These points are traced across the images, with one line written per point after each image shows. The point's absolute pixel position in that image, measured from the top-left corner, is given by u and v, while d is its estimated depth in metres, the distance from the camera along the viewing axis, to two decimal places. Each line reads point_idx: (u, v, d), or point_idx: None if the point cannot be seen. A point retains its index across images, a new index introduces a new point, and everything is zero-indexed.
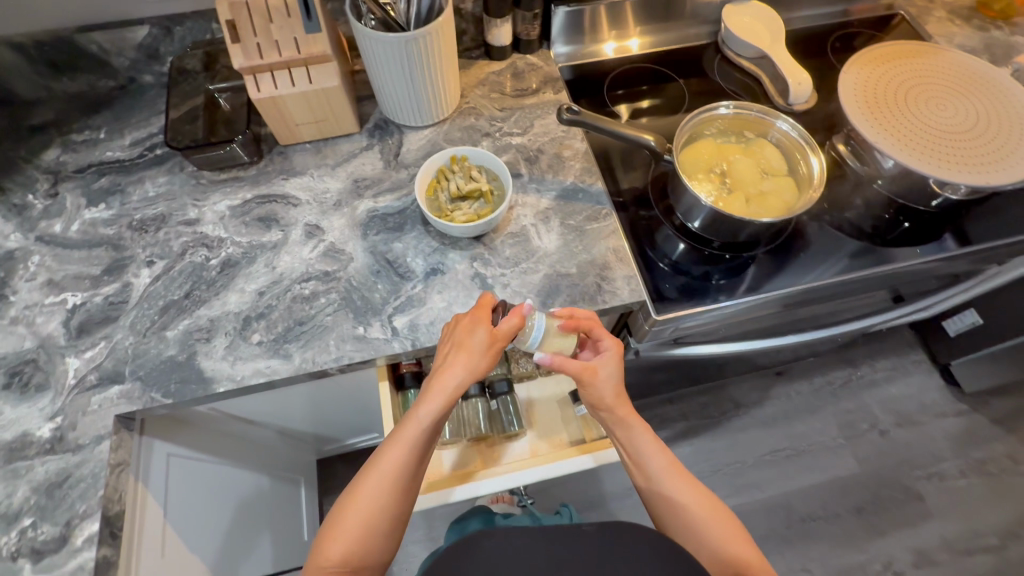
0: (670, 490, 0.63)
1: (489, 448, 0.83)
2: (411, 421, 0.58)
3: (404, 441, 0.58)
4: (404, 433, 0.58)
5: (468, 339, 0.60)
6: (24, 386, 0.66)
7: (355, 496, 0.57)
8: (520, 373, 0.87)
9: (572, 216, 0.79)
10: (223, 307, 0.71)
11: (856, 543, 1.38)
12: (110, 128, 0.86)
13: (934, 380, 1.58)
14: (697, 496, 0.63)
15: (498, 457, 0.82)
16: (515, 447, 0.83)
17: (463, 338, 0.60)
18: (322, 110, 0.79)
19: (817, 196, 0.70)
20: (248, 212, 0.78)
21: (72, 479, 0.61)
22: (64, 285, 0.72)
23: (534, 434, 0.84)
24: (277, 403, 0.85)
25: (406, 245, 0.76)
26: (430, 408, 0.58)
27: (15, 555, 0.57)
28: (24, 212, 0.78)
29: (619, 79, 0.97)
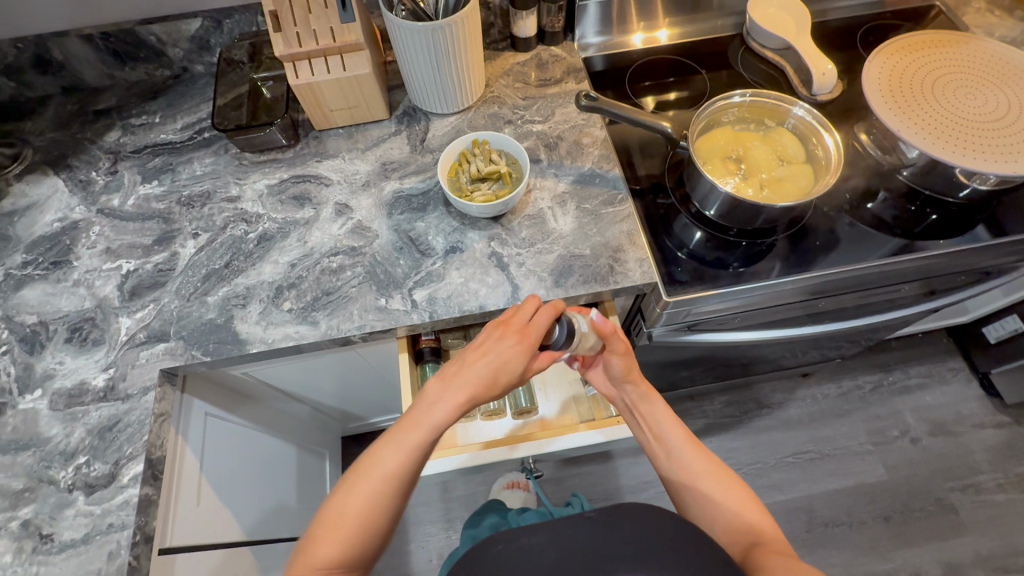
0: (686, 460, 0.66)
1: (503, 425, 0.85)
2: (411, 424, 0.59)
3: (410, 443, 0.58)
4: (408, 437, 0.58)
5: (501, 359, 0.60)
6: (83, 340, 0.73)
7: (352, 495, 0.56)
8: None
9: (588, 200, 0.81)
10: (258, 276, 0.77)
11: (881, 552, 1.34)
12: (164, 113, 0.93)
13: (973, 389, 1.51)
14: (713, 468, 0.65)
15: (512, 432, 0.85)
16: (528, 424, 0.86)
17: (498, 355, 0.60)
18: (355, 97, 0.84)
19: (832, 181, 0.70)
20: (284, 191, 0.84)
21: (121, 424, 0.68)
22: (119, 253, 0.80)
23: (548, 413, 0.87)
24: (305, 373, 0.90)
25: (428, 225, 0.80)
26: (442, 412, 0.59)
27: (71, 487, 0.64)
28: (87, 187, 0.86)
29: (642, 69, 0.99)
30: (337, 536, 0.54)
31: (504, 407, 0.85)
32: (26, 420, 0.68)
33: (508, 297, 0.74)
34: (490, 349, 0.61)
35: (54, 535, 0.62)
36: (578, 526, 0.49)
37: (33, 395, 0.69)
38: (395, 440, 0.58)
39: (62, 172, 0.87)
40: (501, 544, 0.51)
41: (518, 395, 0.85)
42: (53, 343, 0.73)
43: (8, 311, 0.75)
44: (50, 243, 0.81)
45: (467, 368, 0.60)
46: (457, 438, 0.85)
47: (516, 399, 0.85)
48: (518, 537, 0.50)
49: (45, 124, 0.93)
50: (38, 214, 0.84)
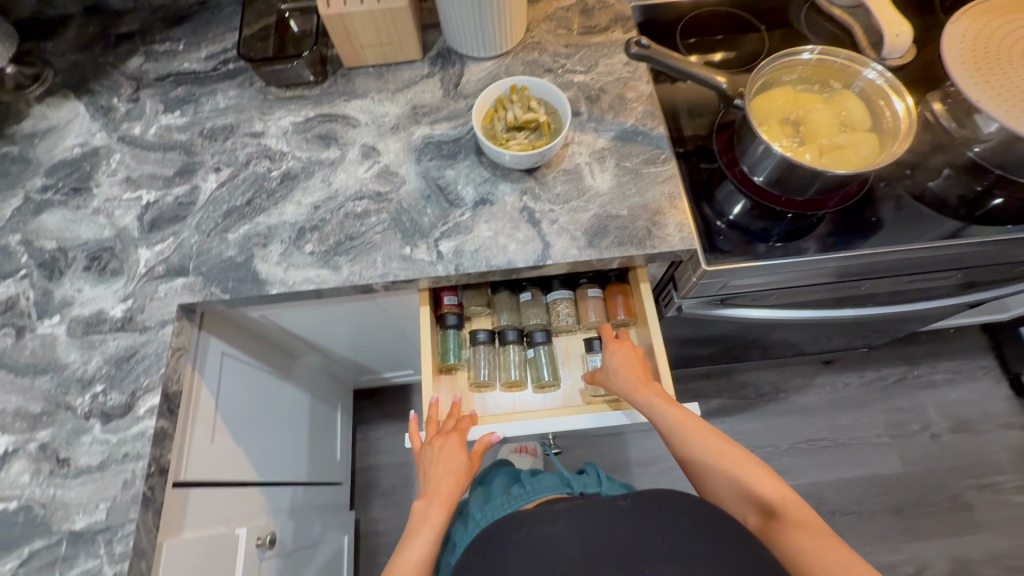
0: (685, 447, 0.64)
1: (521, 396, 0.83)
2: (414, 542, 0.63)
3: (417, 553, 0.62)
4: (413, 548, 0.63)
5: (448, 462, 0.69)
6: (102, 270, 0.71)
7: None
8: (559, 326, 0.83)
9: (628, 158, 0.76)
10: (281, 216, 0.74)
11: (889, 543, 1.33)
12: (188, 41, 0.89)
13: (1002, 389, 1.46)
14: (714, 450, 0.62)
15: (532, 407, 0.82)
16: (547, 397, 0.83)
17: (444, 463, 0.69)
18: (388, 33, 0.79)
19: (899, 150, 0.64)
20: (310, 129, 0.80)
21: (138, 356, 0.67)
22: (140, 183, 0.77)
23: (569, 388, 0.83)
24: (322, 320, 0.88)
25: (458, 173, 0.76)
26: (434, 521, 0.65)
27: (88, 415, 0.64)
28: (109, 113, 0.83)
29: (694, 24, 0.92)
30: None
31: (525, 379, 0.82)
32: (45, 345, 0.67)
33: (539, 254, 0.70)
34: (436, 463, 0.69)
35: (70, 460, 0.61)
36: (606, 518, 0.49)
37: (51, 320, 0.68)
38: (404, 552, 0.63)
39: (83, 97, 0.84)
40: (523, 529, 0.50)
41: (540, 368, 0.81)
42: (72, 271, 0.71)
43: (28, 235, 0.74)
44: (70, 168, 0.79)
45: (440, 484, 0.67)
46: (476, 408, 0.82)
47: (537, 371, 0.81)
48: (543, 521, 0.50)
49: (66, 45, 0.89)
50: (59, 138, 0.81)
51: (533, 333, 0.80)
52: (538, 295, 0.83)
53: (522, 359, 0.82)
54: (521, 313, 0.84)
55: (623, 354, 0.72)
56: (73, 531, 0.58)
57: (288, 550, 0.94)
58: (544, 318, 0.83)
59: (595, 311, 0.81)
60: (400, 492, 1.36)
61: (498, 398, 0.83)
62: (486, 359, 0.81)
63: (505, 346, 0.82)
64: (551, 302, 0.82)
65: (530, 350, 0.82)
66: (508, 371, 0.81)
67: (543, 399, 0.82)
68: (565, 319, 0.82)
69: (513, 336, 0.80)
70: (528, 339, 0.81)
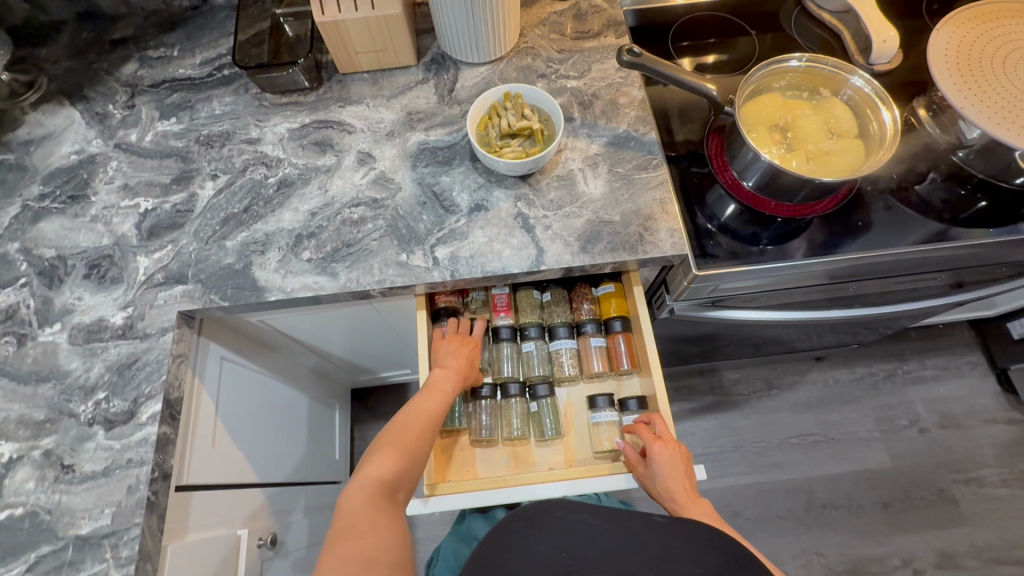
0: None
1: (524, 451, 0.82)
2: (434, 392, 0.71)
3: (436, 403, 0.70)
4: (432, 399, 0.70)
5: (468, 347, 0.78)
6: (102, 278, 0.72)
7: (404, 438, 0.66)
8: (561, 376, 0.84)
9: (621, 164, 0.78)
10: (278, 223, 0.75)
11: (876, 536, 1.36)
12: (182, 47, 0.89)
13: (988, 384, 1.49)
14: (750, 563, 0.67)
15: (533, 462, 0.82)
16: (549, 454, 0.82)
17: (464, 345, 0.78)
18: (382, 39, 0.80)
19: (884, 158, 0.66)
20: (306, 136, 0.81)
21: (140, 363, 0.68)
22: (137, 190, 0.78)
23: (570, 443, 0.82)
24: (320, 325, 0.90)
25: (453, 179, 0.77)
26: (450, 382, 0.72)
27: (92, 421, 0.65)
28: (104, 121, 0.83)
29: (686, 28, 0.93)
30: (385, 462, 0.63)
31: (527, 433, 0.82)
32: (46, 353, 0.68)
33: (533, 260, 0.72)
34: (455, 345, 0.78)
35: (75, 467, 0.63)
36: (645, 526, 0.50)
37: (52, 329, 0.69)
38: (422, 400, 0.70)
39: (79, 104, 0.85)
40: (562, 510, 0.52)
41: (543, 423, 0.82)
42: (71, 279, 0.72)
43: (26, 243, 0.74)
44: (67, 176, 0.79)
45: (458, 357, 0.76)
46: (478, 467, 0.81)
47: (541, 426, 0.82)
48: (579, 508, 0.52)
49: (60, 51, 0.89)
50: (55, 145, 0.82)
51: (536, 387, 0.82)
52: (541, 344, 0.84)
53: (525, 413, 0.83)
54: (523, 363, 0.85)
55: (672, 462, 0.70)
56: (79, 537, 0.60)
57: (289, 549, 0.96)
58: (546, 369, 0.84)
59: (598, 360, 0.83)
60: None
61: (499, 455, 0.82)
62: (488, 415, 0.82)
63: (508, 399, 0.83)
64: (554, 352, 0.84)
65: (534, 403, 0.83)
66: (510, 425, 0.82)
67: (544, 453, 0.82)
68: (567, 370, 0.83)
69: (515, 390, 0.82)
70: (531, 392, 0.83)
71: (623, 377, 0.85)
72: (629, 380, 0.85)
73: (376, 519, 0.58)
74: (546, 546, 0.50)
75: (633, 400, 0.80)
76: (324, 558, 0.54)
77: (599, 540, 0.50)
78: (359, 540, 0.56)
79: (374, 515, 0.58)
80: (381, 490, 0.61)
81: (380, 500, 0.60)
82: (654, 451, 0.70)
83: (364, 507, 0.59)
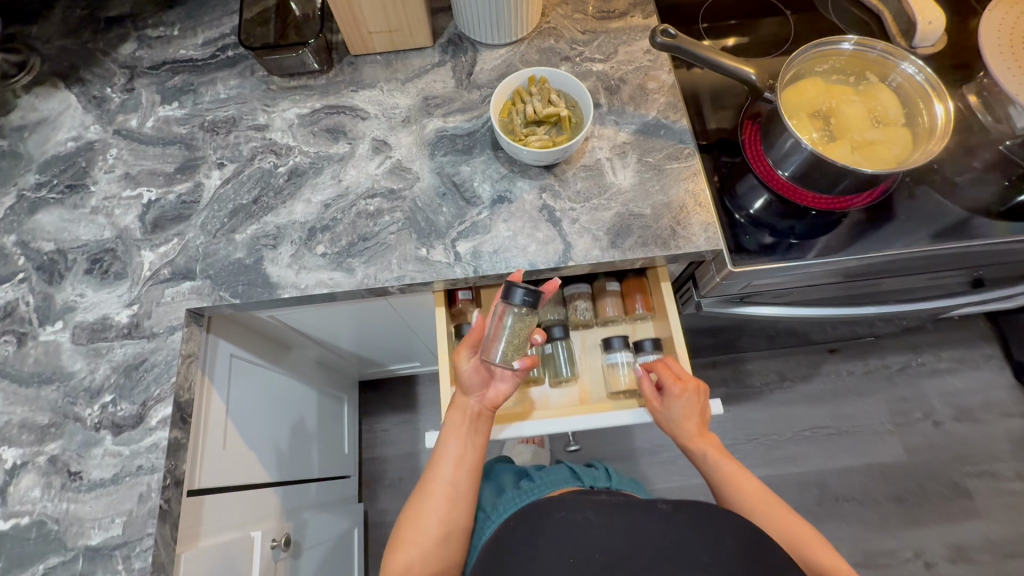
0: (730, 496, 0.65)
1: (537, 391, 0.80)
2: (441, 452, 0.65)
3: (446, 458, 0.64)
4: (441, 456, 0.65)
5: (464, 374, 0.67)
6: (104, 273, 0.68)
7: (420, 515, 0.61)
8: (576, 319, 0.82)
9: (651, 153, 0.74)
10: (290, 215, 0.71)
11: (889, 529, 1.35)
12: (183, 26, 0.84)
13: (1003, 376, 1.47)
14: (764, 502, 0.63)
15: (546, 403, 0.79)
16: (562, 395, 0.80)
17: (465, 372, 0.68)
18: (398, 19, 0.75)
19: (936, 148, 0.62)
20: (317, 122, 0.77)
21: (148, 364, 0.64)
22: (139, 180, 0.74)
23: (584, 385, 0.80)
24: (329, 318, 0.86)
25: (474, 169, 0.73)
26: (454, 426, 0.66)
27: (99, 426, 0.62)
28: (102, 105, 0.79)
29: (716, 9, 0.88)
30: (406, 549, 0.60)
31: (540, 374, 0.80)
32: (48, 353, 0.65)
33: (560, 255, 0.68)
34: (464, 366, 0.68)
35: (82, 474, 0.60)
36: (650, 519, 0.48)
37: (54, 328, 0.66)
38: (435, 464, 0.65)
39: (75, 86, 0.80)
40: (563, 511, 0.51)
41: (557, 363, 0.79)
42: (72, 274, 0.68)
43: (24, 236, 0.70)
44: (64, 164, 0.75)
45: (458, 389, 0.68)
46: None
47: (554, 366, 0.80)
48: (577, 508, 0.51)
49: (53, 30, 0.84)
50: (51, 131, 0.77)
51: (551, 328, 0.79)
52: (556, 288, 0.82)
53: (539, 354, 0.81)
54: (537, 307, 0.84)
55: (689, 406, 0.68)
56: (89, 547, 0.57)
57: (303, 548, 0.94)
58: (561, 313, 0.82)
59: (613, 305, 0.81)
60: (408, 484, 1.35)
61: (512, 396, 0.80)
62: None
63: None
64: (569, 295, 0.82)
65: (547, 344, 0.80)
66: None
67: (557, 394, 0.80)
68: (582, 313, 0.81)
69: None
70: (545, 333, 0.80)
71: (638, 321, 0.83)
72: (644, 325, 0.82)
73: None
74: (551, 551, 0.48)
75: (647, 342, 0.77)
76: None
77: (606, 541, 0.47)
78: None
79: None
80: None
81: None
82: (676, 394, 0.68)
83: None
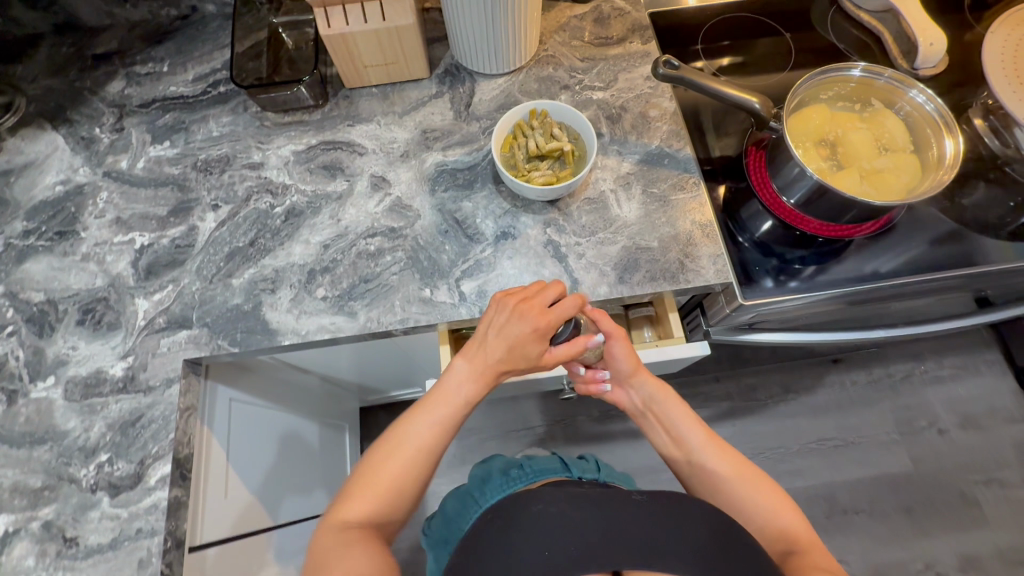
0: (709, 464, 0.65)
1: None
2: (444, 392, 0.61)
3: (435, 417, 0.61)
4: (430, 412, 0.61)
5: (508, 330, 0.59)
6: (97, 324, 0.66)
7: (394, 457, 0.59)
8: None
9: (655, 184, 0.72)
10: (288, 257, 0.69)
11: (899, 541, 1.34)
12: (173, 62, 0.82)
13: (1006, 382, 1.47)
14: (740, 474, 0.64)
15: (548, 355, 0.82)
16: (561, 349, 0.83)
17: (508, 331, 0.59)
18: (394, 52, 0.73)
19: (947, 178, 0.61)
20: (313, 159, 0.75)
21: (145, 420, 0.62)
22: (131, 224, 0.71)
23: None
24: (329, 355, 0.84)
25: (476, 205, 0.71)
26: (467, 390, 0.61)
27: (95, 487, 0.59)
28: (91, 146, 0.76)
29: (717, 29, 0.87)
30: (371, 494, 0.58)
31: None
32: (40, 411, 0.62)
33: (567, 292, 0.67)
34: (503, 326, 0.60)
35: (79, 539, 0.57)
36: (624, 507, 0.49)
37: (45, 384, 0.63)
38: (424, 414, 0.61)
39: (62, 127, 0.78)
40: (540, 504, 0.51)
41: None
42: (64, 326, 0.66)
43: (11, 286, 0.68)
44: (53, 210, 0.72)
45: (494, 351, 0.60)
46: None
47: None
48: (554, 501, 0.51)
49: (39, 69, 0.82)
50: (38, 175, 0.75)
51: None
52: None
53: None
54: None
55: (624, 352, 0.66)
56: None
57: None
58: None
59: None
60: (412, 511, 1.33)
61: None
62: None
63: None
64: None
65: None
66: None
67: None
68: None
69: None
70: None
71: None
72: None
73: (352, 546, 0.53)
74: (526, 544, 0.48)
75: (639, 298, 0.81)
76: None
77: (580, 530, 0.47)
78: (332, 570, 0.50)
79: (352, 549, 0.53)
80: (357, 526, 0.55)
81: (363, 532, 0.55)
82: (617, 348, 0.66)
83: (343, 536, 0.54)
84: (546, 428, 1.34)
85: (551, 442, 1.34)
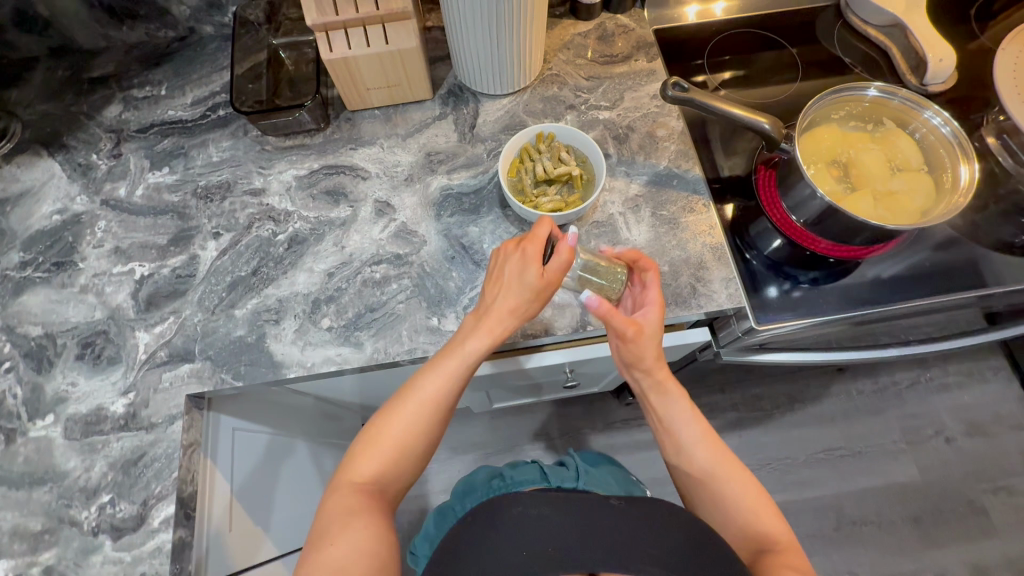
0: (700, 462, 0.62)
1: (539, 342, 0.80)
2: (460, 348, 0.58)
3: (445, 370, 0.58)
4: (442, 365, 0.58)
5: (513, 276, 0.58)
6: (96, 359, 0.65)
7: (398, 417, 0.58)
8: None
9: (664, 206, 0.71)
10: (291, 286, 0.68)
11: (909, 552, 1.33)
12: (171, 85, 0.81)
13: (1012, 389, 1.47)
14: (728, 470, 0.62)
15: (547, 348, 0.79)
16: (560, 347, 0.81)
17: (511, 274, 0.58)
18: (396, 75, 0.72)
19: (963, 203, 0.60)
20: (316, 183, 0.74)
21: (147, 459, 0.60)
22: (130, 254, 0.70)
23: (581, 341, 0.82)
24: (336, 381, 0.82)
25: (482, 230, 0.70)
26: (475, 343, 0.57)
27: (97, 530, 0.58)
28: (89, 172, 0.75)
29: (721, 45, 0.85)
30: (373, 456, 0.57)
31: None
32: (39, 451, 0.61)
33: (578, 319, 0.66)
34: (504, 270, 0.59)
35: None
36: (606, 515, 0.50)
37: (44, 422, 0.62)
38: (430, 371, 0.58)
39: (58, 154, 0.76)
40: (518, 507, 0.52)
41: None
42: (63, 361, 0.64)
43: (8, 320, 0.66)
44: (50, 240, 0.71)
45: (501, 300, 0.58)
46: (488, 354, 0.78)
47: None
48: (534, 505, 0.52)
49: (34, 93, 0.80)
50: (34, 204, 0.73)
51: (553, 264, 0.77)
52: None
53: None
54: None
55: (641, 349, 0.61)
56: None
57: None
58: None
59: None
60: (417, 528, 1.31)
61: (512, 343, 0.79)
62: None
63: None
64: None
65: None
66: None
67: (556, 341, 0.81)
68: None
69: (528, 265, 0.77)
70: None
71: None
72: None
73: (353, 516, 0.53)
74: (505, 544, 0.48)
75: None
76: (305, 561, 0.52)
77: (559, 534, 0.48)
78: (336, 540, 0.52)
79: (349, 518, 0.53)
80: (360, 488, 0.56)
81: (364, 499, 0.55)
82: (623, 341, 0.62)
83: (345, 504, 0.55)
84: (551, 443, 1.33)
85: (557, 456, 1.32)
